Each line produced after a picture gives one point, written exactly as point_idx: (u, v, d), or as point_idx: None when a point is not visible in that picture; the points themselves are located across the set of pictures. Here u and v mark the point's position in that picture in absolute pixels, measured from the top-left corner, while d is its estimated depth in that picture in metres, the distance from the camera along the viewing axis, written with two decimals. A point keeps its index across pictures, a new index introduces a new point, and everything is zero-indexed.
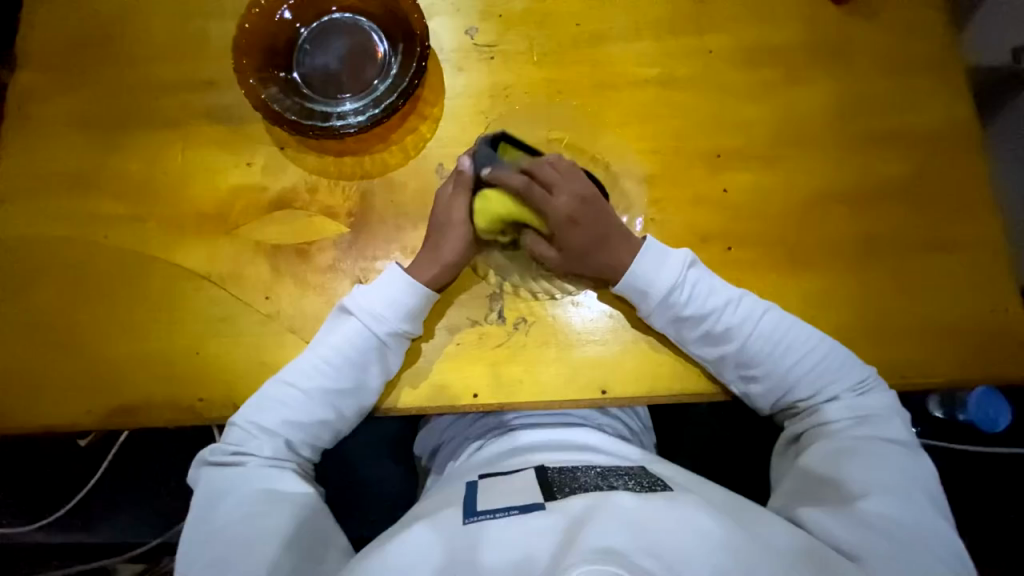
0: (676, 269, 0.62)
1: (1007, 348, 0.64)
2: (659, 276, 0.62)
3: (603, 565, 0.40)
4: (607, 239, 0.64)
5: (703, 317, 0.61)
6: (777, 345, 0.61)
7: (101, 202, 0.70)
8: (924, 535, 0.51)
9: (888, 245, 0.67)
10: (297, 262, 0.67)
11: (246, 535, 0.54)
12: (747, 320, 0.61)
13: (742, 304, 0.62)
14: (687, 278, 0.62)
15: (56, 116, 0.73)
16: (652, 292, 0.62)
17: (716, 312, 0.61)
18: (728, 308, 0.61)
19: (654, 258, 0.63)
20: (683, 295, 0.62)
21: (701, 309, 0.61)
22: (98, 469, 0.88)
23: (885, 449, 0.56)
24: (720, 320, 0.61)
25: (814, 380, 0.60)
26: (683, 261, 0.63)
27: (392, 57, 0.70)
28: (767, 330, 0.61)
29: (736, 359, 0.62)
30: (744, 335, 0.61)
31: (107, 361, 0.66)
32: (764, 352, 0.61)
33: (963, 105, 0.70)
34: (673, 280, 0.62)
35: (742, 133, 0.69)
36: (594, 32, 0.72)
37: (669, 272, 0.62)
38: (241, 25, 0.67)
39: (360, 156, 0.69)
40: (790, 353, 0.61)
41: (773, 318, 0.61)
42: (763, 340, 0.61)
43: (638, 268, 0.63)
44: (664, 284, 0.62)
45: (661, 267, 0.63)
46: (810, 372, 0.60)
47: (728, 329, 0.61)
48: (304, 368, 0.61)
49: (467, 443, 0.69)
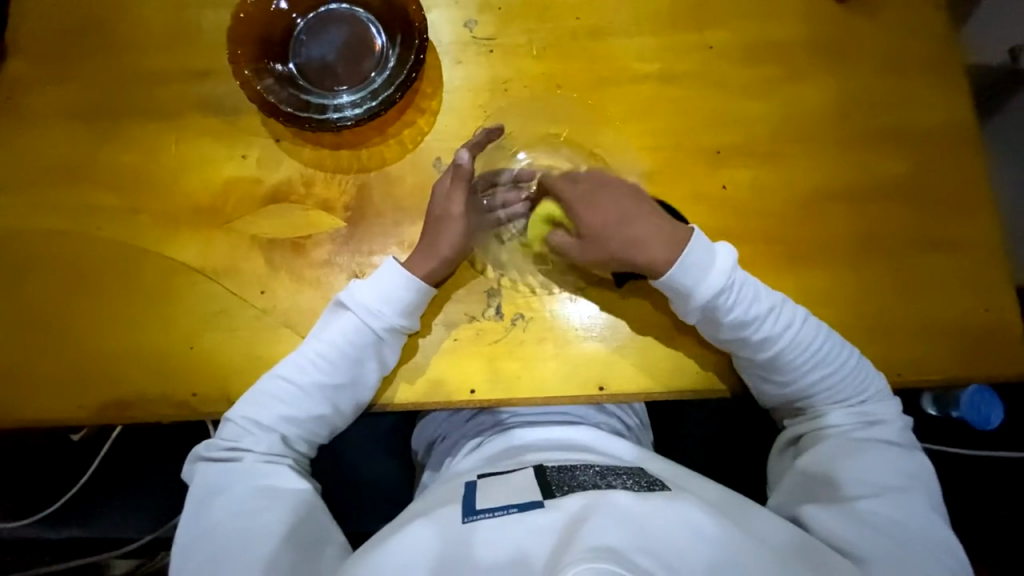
0: (726, 274, 0.59)
1: (1001, 347, 0.64)
2: (706, 279, 0.59)
3: (601, 563, 0.40)
4: (635, 219, 0.63)
5: (744, 324, 0.59)
6: (812, 355, 0.60)
7: (94, 193, 0.69)
8: (926, 537, 0.51)
9: (886, 242, 0.67)
10: (293, 256, 0.67)
11: (243, 533, 0.54)
12: (787, 330, 0.59)
13: (783, 312, 0.60)
14: (735, 282, 0.59)
15: (46, 105, 0.72)
16: (696, 295, 0.59)
17: (758, 320, 0.59)
18: (771, 316, 0.59)
19: (702, 257, 0.59)
20: (728, 301, 0.59)
21: (744, 316, 0.59)
22: (92, 464, 0.88)
23: (891, 452, 0.56)
24: (761, 328, 0.59)
25: (840, 390, 0.60)
26: (729, 262, 0.59)
27: (390, 49, 0.69)
28: (805, 340, 0.60)
29: (765, 365, 0.61)
30: (782, 344, 0.59)
31: (99, 355, 0.65)
32: (797, 361, 0.60)
33: (961, 104, 0.70)
34: (721, 285, 0.59)
35: (741, 129, 0.69)
36: (594, 26, 0.71)
37: (718, 275, 0.59)
38: (235, 14, 0.66)
39: (356, 150, 0.69)
40: (823, 364, 0.59)
41: (812, 328, 0.60)
42: (800, 350, 0.59)
43: (685, 265, 0.59)
44: (710, 288, 0.59)
45: (710, 267, 0.59)
46: (838, 382, 0.60)
47: (766, 338, 0.59)
48: (308, 368, 0.60)
49: (463, 441, 0.68)
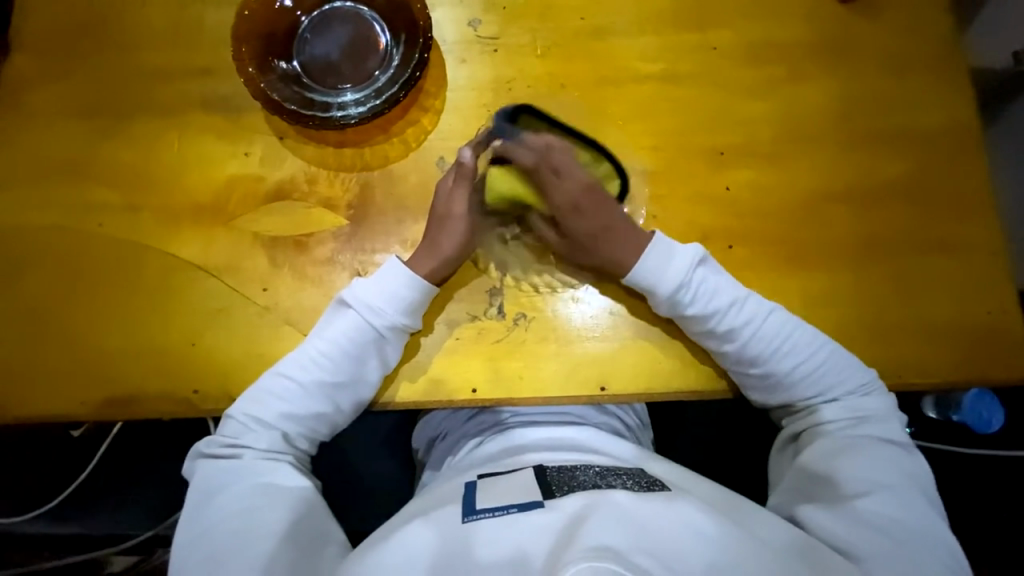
0: (683, 270, 0.61)
1: (1003, 349, 0.64)
2: (664, 275, 0.61)
3: (600, 562, 0.40)
4: (615, 230, 0.64)
5: (706, 317, 0.61)
6: (779, 347, 0.60)
7: (97, 191, 0.69)
8: (917, 532, 0.51)
9: (888, 244, 0.67)
10: (295, 253, 0.67)
11: (242, 529, 0.54)
12: (750, 322, 0.60)
13: (746, 306, 0.61)
14: (694, 277, 0.61)
15: (49, 102, 0.72)
16: (659, 290, 0.62)
17: (719, 313, 0.60)
18: (732, 309, 0.61)
19: (658, 257, 0.62)
20: (687, 296, 0.61)
21: (703, 309, 0.61)
22: (92, 461, 0.88)
23: (880, 448, 0.56)
24: (723, 321, 0.60)
25: (814, 383, 0.60)
26: (691, 259, 0.62)
27: (394, 48, 0.69)
28: (770, 332, 0.60)
29: (735, 358, 0.61)
30: (747, 336, 0.60)
31: (100, 352, 0.65)
32: (765, 354, 0.60)
33: (964, 106, 0.70)
34: (678, 281, 0.61)
35: (743, 130, 0.69)
36: (597, 25, 0.71)
37: (676, 271, 0.61)
38: (240, 11, 0.67)
39: (359, 148, 0.69)
40: (790, 356, 0.60)
41: (777, 320, 0.61)
42: (765, 342, 0.60)
43: (645, 264, 0.62)
44: (669, 284, 0.61)
45: (667, 264, 0.62)
46: (810, 374, 0.60)
47: (730, 329, 0.60)
48: (292, 362, 0.61)
49: (465, 440, 0.68)
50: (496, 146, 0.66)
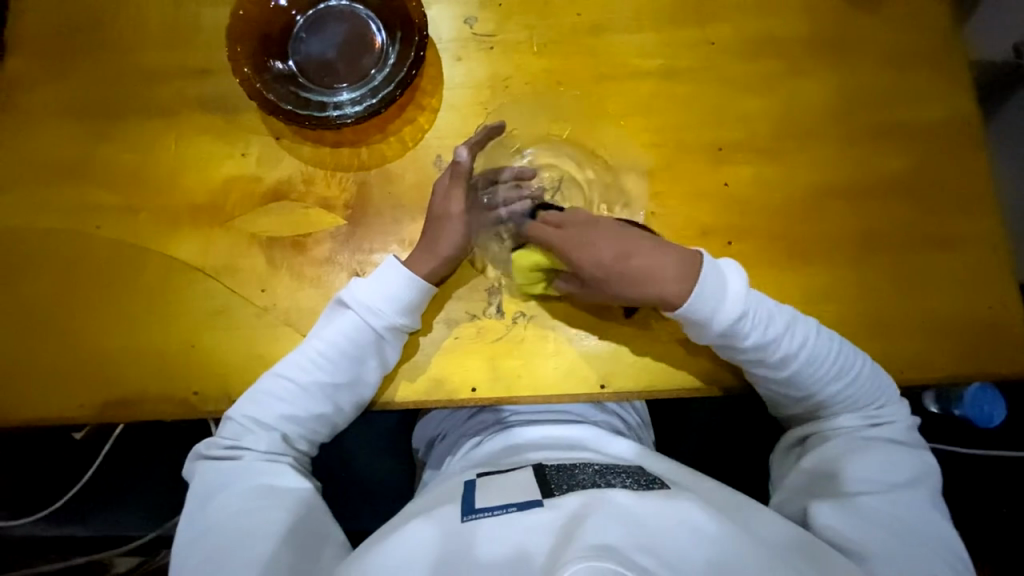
0: (742, 296, 0.57)
1: (1005, 344, 0.64)
2: (725, 304, 0.57)
3: (599, 562, 0.40)
4: (632, 253, 0.59)
5: (761, 347, 0.58)
6: (830, 372, 0.59)
7: (94, 192, 0.69)
8: (929, 535, 0.51)
9: (888, 239, 0.66)
10: (293, 254, 0.66)
11: (243, 532, 0.53)
12: (804, 347, 0.58)
13: (799, 329, 0.59)
14: (752, 306, 0.58)
15: (45, 104, 0.71)
16: (713, 324, 0.57)
17: (776, 343, 0.58)
18: (787, 335, 0.58)
19: (714, 286, 0.57)
20: (745, 327, 0.57)
21: (761, 340, 0.57)
22: (93, 464, 0.88)
23: (899, 450, 0.56)
24: (779, 349, 0.58)
25: (856, 403, 0.59)
26: (743, 284, 0.58)
27: (390, 46, 0.69)
28: (823, 356, 0.58)
29: (781, 380, 0.60)
30: (799, 361, 0.58)
31: (99, 354, 0.65)
32: (815, 377, 0.59)
33: (965, 99, 0.70)
34: (738, 311, 0.57)
35: (742, 126, 0.69)
36: (594, 21, 0.71)
37: (736, 299, 0.57)
38: (235, 11, 0.66)
39: (357, 147, 0.68)
40: (839, 379, 0.59)
41: (828, 342, 0.59)
42: (817, 366, 0.58)
43: (704, 292, 0.57)
44: (729, 314, 0.57)
45: (723, 295, 0.57)
46: (855, 395, 0.59)
47: (784, 357, 0.58)
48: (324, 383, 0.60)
49: (465, 439, 0.68)
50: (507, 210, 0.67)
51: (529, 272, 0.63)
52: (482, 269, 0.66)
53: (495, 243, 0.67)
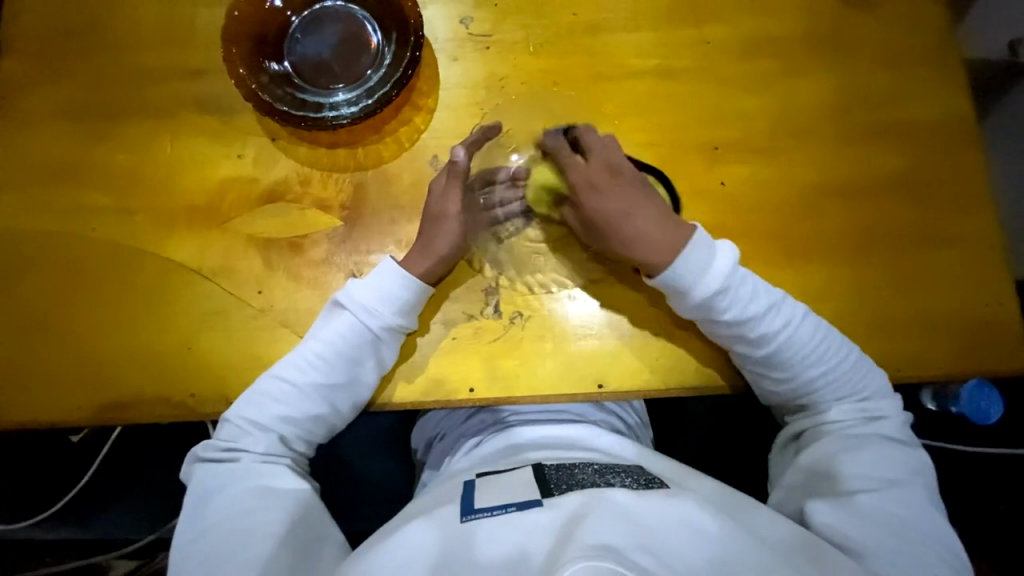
0: (724, 273, 0.58)
1: (1002, 342, 0.64)
2: (705, 278, 0.58)
3: (599, 562, 0.39)
4: (635, 214, 0.61)
5: (740, 323, 0.59)
6: (810, 354, 0.59)
7: (90, 194, 0.69)
8: (926, 532, 0.51)
9: (885, 238, 0.66)
10: (290, 255, 0.66)
11: (241, 534, 0.53)
12: (784, 327, 0.59)
13: (782, 310, 0.59)
14: (735, 281, 0.58)
15: (40, 106, 0.71)
16: (692, 294, 0.59)
17: (755, 320, 0.58)
18: (768, 314, 0.59)
19: (699, 256, 0.59)
20: (724, 301, 0.58)
21: (739, 316, 0.58)
22: (91, 466, 0.88)
23: (893, 447, 0.56)
24: (758, 327, 0.59)
25: (837, 389, 0.59)
26: (730, 260, 0.59)
27: (386, 47, 0.69)
28: (803, 338, 0.59)
29: (762, 362, 0.60)
30: (779, 341, 0.59)
31: (96, 356, 0.65)
32: (795, 358, 0.59)
33: (961, 97, 0.70)
34: (717, 286, 0.58)
35: (739, 125, 0.69)
36: (591, 21, 0.71)
37: (718, 274, 0.58)
38: (230, 12, 0.66)
39: (353, 148, 0.68)
40: (819, 362, 0.59)
41: (810, 325, 0.59)
42: (796, 347, 0.59)
43: (688, 260, 0.58)
44: (708, 287, 0.58)
45: (706, 266, 0.58)
46: (836, 380, 0.59)
47: (764, 335, 0.59)
48: (307, 370, 0.60)
49: (464, 439, 0.68)
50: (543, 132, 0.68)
51: (540, 189, 0.66)
52: (481, 269, 0.66)
53: (493, 243, 0.67)
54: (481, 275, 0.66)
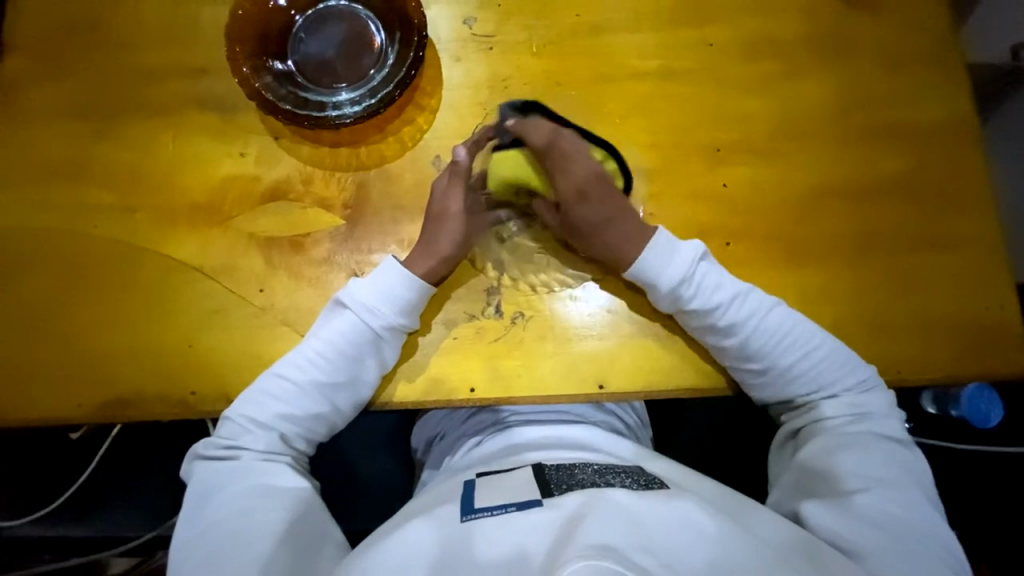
0: (686, 264, 0.61)
1: (1002, 345, 0.64)
2: (667, 269, 0.61)
3: (598, 561, 0.40)
4: (617, 223, 0.62)
5: (708, 312, 0.60)
6: (781, 343, 0.60)
7: (92, 192, 0.69)
8: (924, 531, 0.51)
9: (886, 240, 0.66)
10: (291, 254, 0.66)
11: (239, 531, 0.53)
12: (750, 315, 0.60)
13: (748, 300, 0.61)
14: (696, 271, 0.61)
15: (42, 104, 0.71)
16: (659, 286, 0.61)
17: (721, 308, 0.60)
18: (734, 303, 0.60)
19: (661, 250, 0.62)
20: (688, 291, 0.60)
21: (707, 303, 0.60)
22: (91, 464, 0.88)
23: (887, 446, 0.56)
24: (726, 315, 0.60)
25: (813, 378, 0.60)
26: (693, 254, 0.61)
27: (389, 46, 0.69)
28: (772, 326, 0.60)
29: (735, 353, 0.61)
30: (748, 330, 0.60)
31: (97, 354, 0.65)
32: (766, 347, 0.60)
33: (963, 101, 0.70)
34: (680, 276, 0.61)
35: (740, 127, 0.69)
36: (593, 22, 0.71)
37: (679, 266, 0.61)
38: (234, 11, 0.66)
39: (355, 147, 0.68)
40: (790, 351, 0.60)
41: (778, 315, 0.61)
42: (765, 336, 0.60)
43: (647, 257, 0.61)
44: (671, 278, 0.61)
45: (669, 260, 0.61)
46: (810, 370, 0.60)
47: (732, 324, 0.60)
48: (294, 361, 0.61)
49: (465, 439, 0.68)
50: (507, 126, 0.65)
51: (506, 183, 0.65)
52: (483, 269, 0.66)
53: (495, 243, 0.67)
54: (483, 275, 0.66)
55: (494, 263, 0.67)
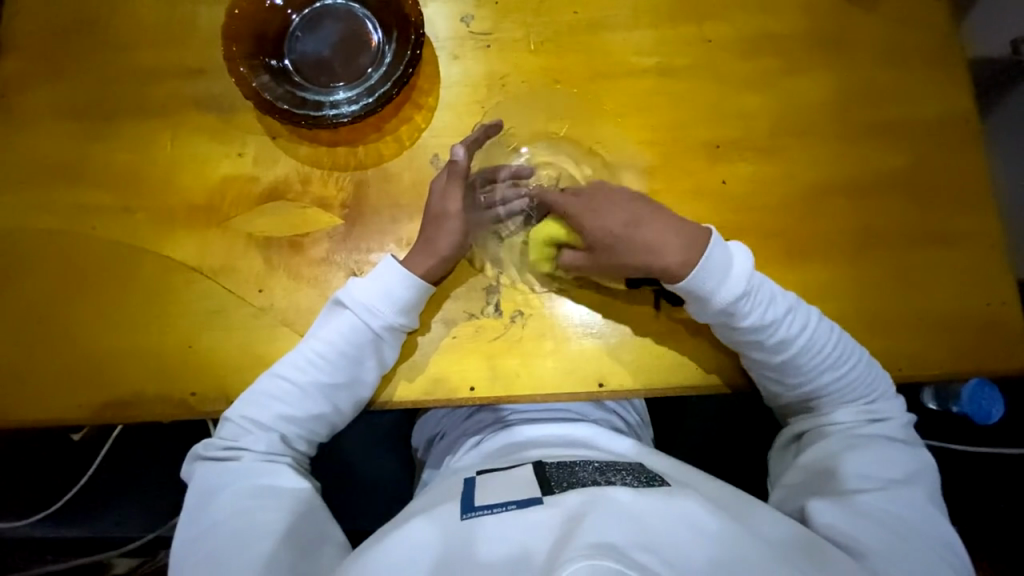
0: (746, 276, 0.57)
1: (1003, 341, 0.64)
2: (727, 283, 0.57)
3: (599, 560, 0.39)
4: (642, 224, 0.61)
5: (761, 328, 0.58)
6: (827, 358, 0.59)
7: (91, 193, 0.69)
8: (927, 532, 0.51)
9: (887, 236, 0.66)
10: (290, 254, 0.66)
11: (242, 532, 0.53)
12: (803, 331, 0.58)
13: (799, 314, 0.59)
14: (755, 286, 0.58)
15: (41, 104, 0.71)
16: (715, 299, 0.58)
17: (775, 325, 0.58)
18: (788, 318, 0.58)
19: (718, 263, 0.58)
20: (746, 306, 0.57)
21: (761, 321, 0.58)
22: (93, 463, 0.88)
23: (899, 450, 0.56)
24: (777, 333, 0.58)
25: (850, 392, 0.59)
26: (749, 265, 0.58)
27: (386, 45, 0.69)
28: (824, 342, 0.59)
29: (778, 368, 0.60)
30: (797, 347, 0.59)
31: (96, 355, 0.65)
32: (812, 364, 0.59)
33: (963, 96, 0.70)
34: (741, 290, 0.57)
35: (739, 123, 0.68)
36: (591, 19, 0.71)
37: (739, 279, 0.57)
38: (229, 10, 0.65)
39: (353, 147, 0.68)
40: (834, 367, 0.59)
41: (826, 329, 0.59)
42: (813, 352, 0.59)
43: (703, 270, 0.58)
44: (731, 291, 0.57)
45: (728, 272, 0.58)
46: (848, 385, 0.59)
47: (782, 341, 0.58)
48: (321, 373, 0.60)
49: (465, 438, 0.68)
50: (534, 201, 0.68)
51: (540, 247, 0.65)
52: (482, 269, 0.66)
53: (494, 243, 0.67)
54: (482, 275, 0.66)
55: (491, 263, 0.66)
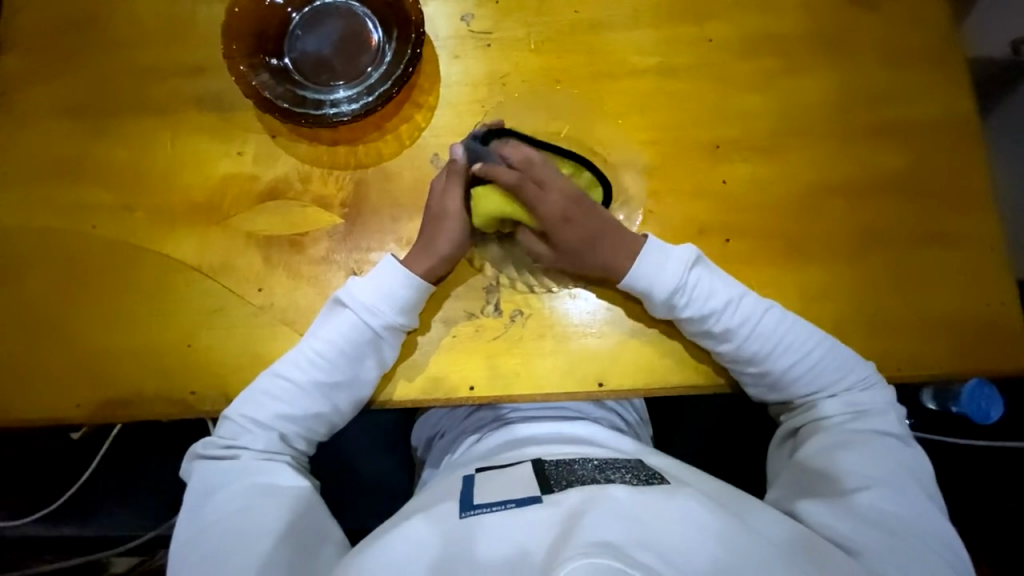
0: (677, 272, 0.60)
1: (1003, 342, 0.64)
2: (659, 278, 0.61)
3: (598, 558, 0.39)
4: (597, 244, 0.62)
5: (703, 319, 0.60)
6: (777, 346, 0.60)
7: (92, 191, 0.69)
8: (923, 528, 0.51)
9: (887, 236, 0.66)
10: (290, 253, 0.66)
11: (241, 530, 0.53)
12: (745, 321, 0.60)
13: (741, 305, 0.60)
14: (688, 280, 0.60)
15: (41, 102, 0.71)
16: (654, 294, 0.61)
17: (715, 314, 0.60)
18: (728, 309, 0.60)
19: (654, 260, 0.61)
20: (682, 299, 0.60)
21: (700, 312, 0.60)
22: (93, 462, 0.88)
23: (888, 444, 0.56)
24: (720, 322, 0.60)
25: (813, 380, 0.60)
26: (684, 261, 0.61)
27: (387, 44, 0.69)
28: (768, 330, 0.60)
29: (732, 359, 0.61)
30: (742, 336, 0.60)
31: (96, 353, 0.65)
32: (764, 351, 0.60)
33: (963, 96, 0.70)
34: (673, 285, 0.60)
35: (740, 123, 0.68)
36: (592, 19, 0.71)
37: (670, 275, 0.61)
38: (230, 8, 0.66)
39: (353, 146, 0.68)
40: (788, 354, 0.60)
41: (774, 318, 0.60)
42: (762, 340, 0.60)
43: (637, 269, 0.61)
44: (665, 287, 0.60)
45: (662, 268, 0.61)
46: (807, 372, 0.60)
47: (727, 330, 0.60)
48: (291, 364, 0.60)
49: (464, 437, 0.68)
50: (474, 169, 0.62)
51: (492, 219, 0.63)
52: (482, 270, 0.66)
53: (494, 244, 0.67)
54: (483, 275, 0.66)
55: (492, 263, 0.67)
